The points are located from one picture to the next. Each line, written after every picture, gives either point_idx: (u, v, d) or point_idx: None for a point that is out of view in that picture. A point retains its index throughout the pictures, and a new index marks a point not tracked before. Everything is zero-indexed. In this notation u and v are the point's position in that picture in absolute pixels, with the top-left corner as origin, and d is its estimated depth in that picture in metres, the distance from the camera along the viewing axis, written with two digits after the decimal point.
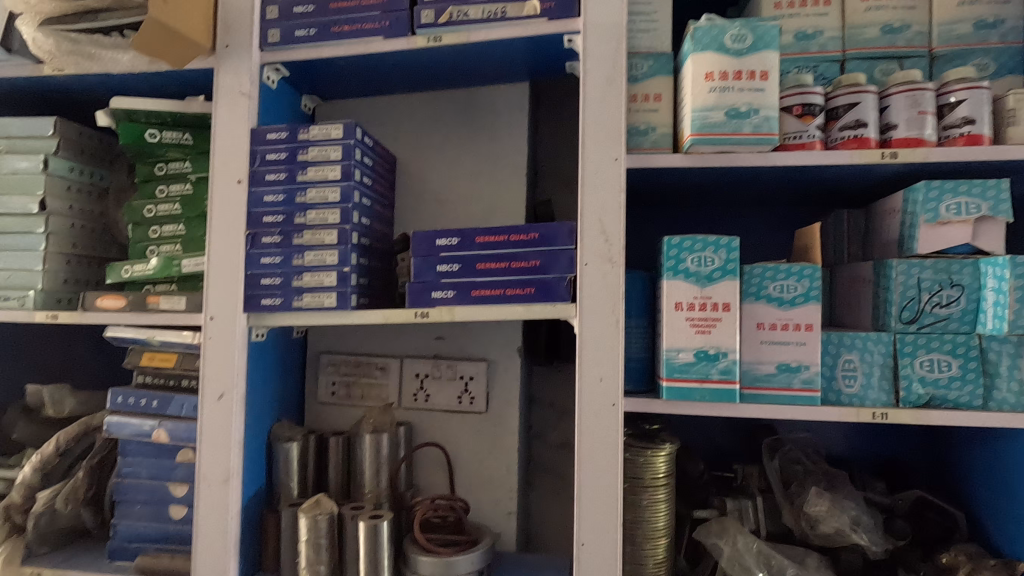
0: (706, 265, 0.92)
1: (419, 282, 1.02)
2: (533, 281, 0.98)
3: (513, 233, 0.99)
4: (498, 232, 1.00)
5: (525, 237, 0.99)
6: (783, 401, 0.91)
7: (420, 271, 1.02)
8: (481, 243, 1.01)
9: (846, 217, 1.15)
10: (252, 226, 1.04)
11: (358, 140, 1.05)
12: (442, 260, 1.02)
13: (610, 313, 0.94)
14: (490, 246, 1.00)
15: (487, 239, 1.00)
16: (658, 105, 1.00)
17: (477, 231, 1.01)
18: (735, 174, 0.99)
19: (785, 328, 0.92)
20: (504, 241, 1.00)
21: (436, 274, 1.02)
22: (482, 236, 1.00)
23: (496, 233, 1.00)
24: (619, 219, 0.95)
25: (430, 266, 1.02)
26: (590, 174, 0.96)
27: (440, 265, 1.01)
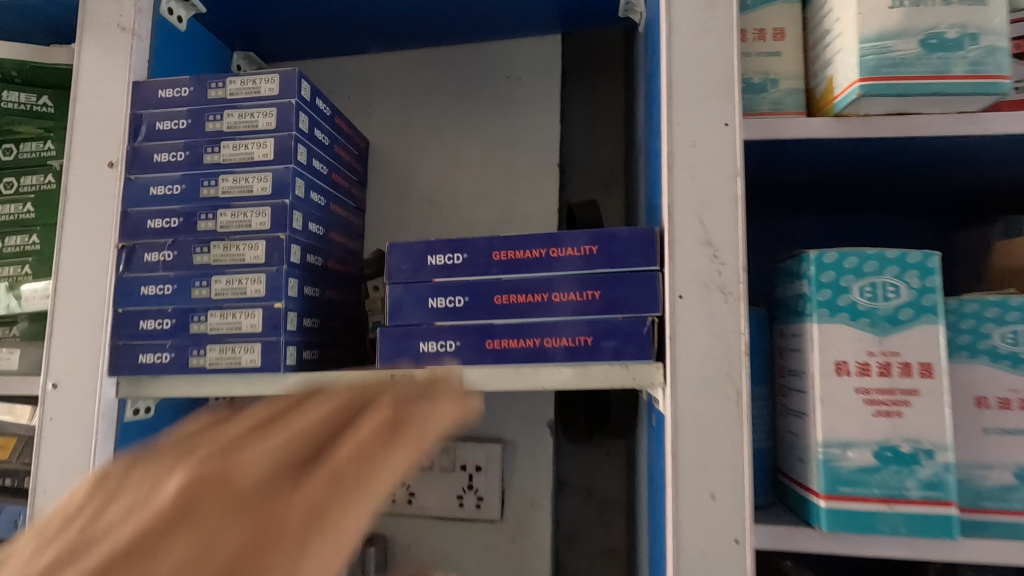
0: (887, 299, 0.55)
1: (399, 328, 0.62)
2: (587, 326, 0.59)
3: (551, 247, 0.61)
4: (528, 244, 0.61)
5: (572, 253, 0.61)
6: None
7: (400, 309, 0.63)
8: (499, 262, 0.62)
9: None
10: (130, 235, 0.64)
11: (306, 101, 0.66)
12: (436, 292, 0.63)
13: (725, 378, 0.55)
14: (516, 268, 0.61)
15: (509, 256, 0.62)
16: (780, 46, 0.63)
17: (493, 242, 0.62)
18: (905, 155, 0.62)
19: None
20: (536, 259, 0.61)
21: (425, 313, 0.62)
22: (503, 251, 0.62)
23: (525, 247, 0.62)
24: (734, 223, 0.57)
25: (416, 301, 0.63)
26: (684, 149, 0.58)
27: (433, 299, 0.62)
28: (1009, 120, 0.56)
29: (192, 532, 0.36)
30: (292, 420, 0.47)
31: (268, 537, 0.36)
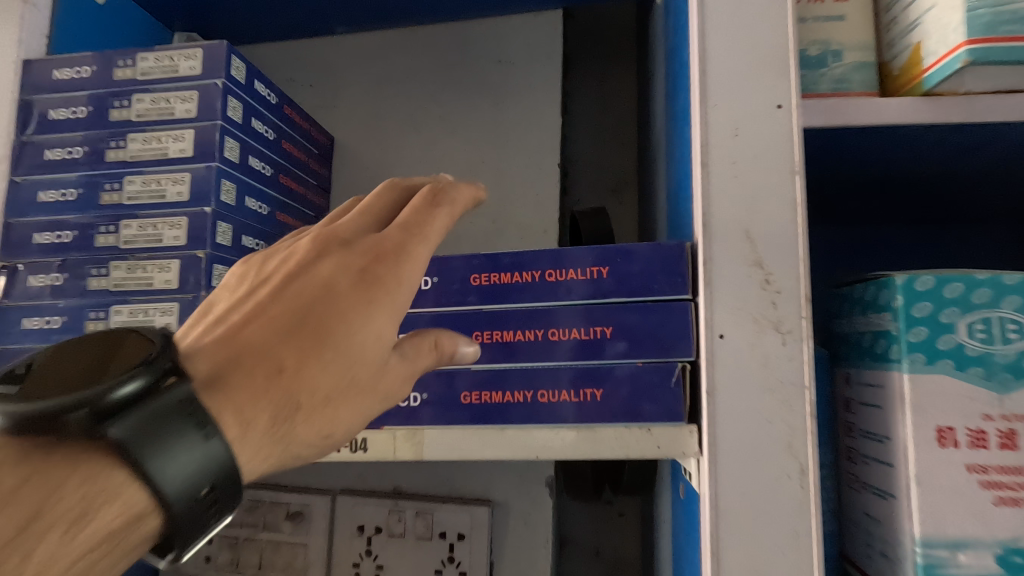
0: (1006, 340, 0.40)
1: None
2: (595, 373, 0.45)
3: (548, 269, 0.46)
4: (518, 266, 0.47)
5: (575, 278, 0.46)
6: None
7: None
8: (481, 288, 0.48)
9: None
10: (13, 252, 0.51)
11: (241, 83, 0.53)
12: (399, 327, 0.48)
13: (784, 449, 0.40)
14: (502, 297, 0.47)
15: (493, 281, 0.48)
16: (844, 8, 0.49)
17: (473, 263, 0.48)
18: (1011, 151, 0.47)
19: None
20: (529, 284, 0.47)
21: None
22: (484, 274, 0.48)
23: (514, 270, 0.47)
24: (793, 238, 0.42)
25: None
26: (723, 139, 0.44)
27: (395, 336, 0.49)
28: None
29: (313, 307, 0.37)
30: (356, 198, 0.47)
31: (383, 271, 0.39)
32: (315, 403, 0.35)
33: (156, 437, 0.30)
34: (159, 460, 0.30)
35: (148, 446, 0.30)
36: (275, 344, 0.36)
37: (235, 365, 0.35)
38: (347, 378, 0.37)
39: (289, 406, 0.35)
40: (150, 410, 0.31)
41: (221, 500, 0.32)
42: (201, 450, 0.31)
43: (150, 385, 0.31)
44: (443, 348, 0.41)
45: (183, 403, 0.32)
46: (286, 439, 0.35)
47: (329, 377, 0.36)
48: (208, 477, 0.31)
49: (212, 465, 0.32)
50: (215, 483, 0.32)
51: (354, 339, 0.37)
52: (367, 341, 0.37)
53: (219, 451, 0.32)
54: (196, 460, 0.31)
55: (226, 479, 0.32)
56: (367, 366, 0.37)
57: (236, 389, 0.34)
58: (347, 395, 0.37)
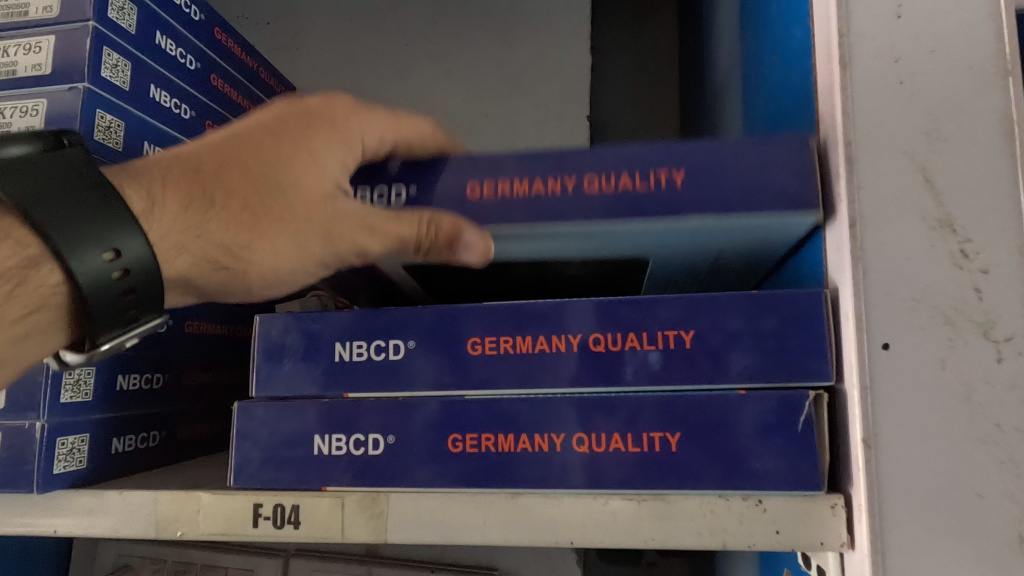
0: None
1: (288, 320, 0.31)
2: (666, 407, 0.27)
3: (590, 173, 0.27)
4: (542, 172, 0.28)
5: (636, 188, 0.27)
6: None
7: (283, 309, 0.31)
8: (479, 210, 0.28)
9: None
10: None
11: None
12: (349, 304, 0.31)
13: (1009, 549, 0.23)
14: (516, 221, 0.28)
15: (499, 196, 0.28)
16: None
17: (463, 169, 0.29)
18: None
19: None
20: (560, 200, 0.28)
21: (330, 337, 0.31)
22: (479, 185, 0.28)
23: (535, 175, 0.28)
24: (1009, 183, 0.25)
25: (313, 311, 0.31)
26: (879, 23, 0.27)
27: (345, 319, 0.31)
28: None
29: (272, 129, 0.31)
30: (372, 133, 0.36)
31: (347, 120, 0.31)
32: (229, 204, 0.29)
33: (47, 196, 0.26)
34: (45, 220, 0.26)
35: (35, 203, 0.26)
36: (222, 147, 0.31)
37: (179, 154, 0.31)
38: (274, 187, 0.30)
39: (202, 199, 0.29)
40: (43, 170, 0.27)
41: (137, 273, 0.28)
42: (98, 210, 0.27)
43: (46, 146, 0.28)
44: (437, 226, 0.27)
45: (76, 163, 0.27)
46: (195, 241, 0.29)
47: (251, 190, 0.30)
48: (110, 241, 0.27)
49: (114, 226, 0.27)
50: (123, 248, 0.27)
51: (290, 160, 0.30)
52: (309, 172, 0.30)
53: (116, 208, 0.27)
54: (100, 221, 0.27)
55: (136, 251, 0.27)
56: (300, 185, 0.30)
57: (164, 173, 0.30)
58: (269, 213, 0.30)
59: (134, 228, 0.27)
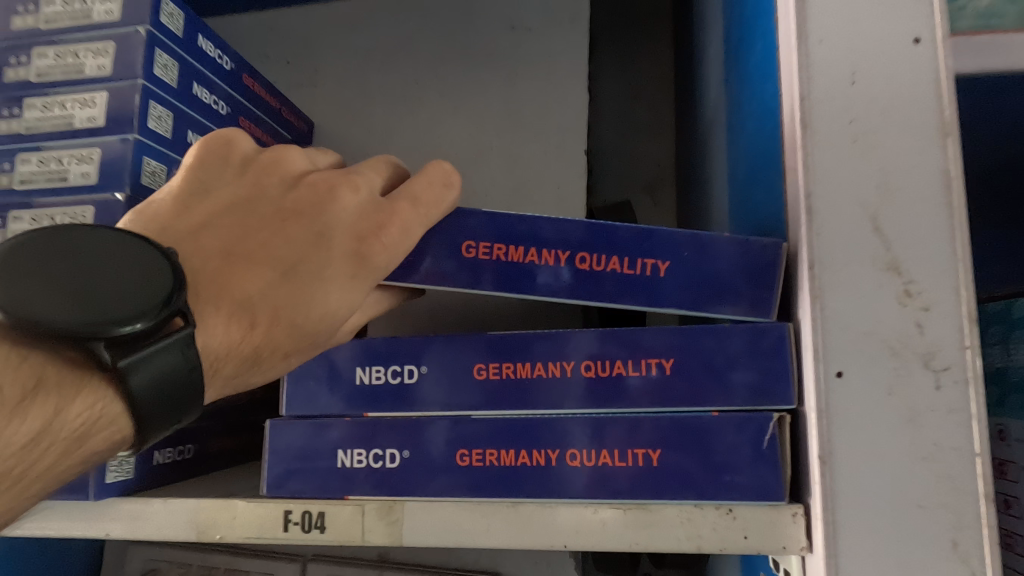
0: None
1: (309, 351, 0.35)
2: (649, 427, 0.31)
3: (580, 253, 0.33)
4: (537, 242, 0.33)
5: (622, 272, 0.33)
6: None
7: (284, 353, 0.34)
8: (479, 268, 0.33)
9: None
10: None
11: (175, 34, 0.40)
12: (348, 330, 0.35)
13: (944, 553, 0.27)
14: (497, 280, 0.33)
15: (495, 258, 0.33)
16: None
17: (467, 232, 0.34)
18: None
19: None
20: (550, 270, 0.33)
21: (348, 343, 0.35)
22: (478, 245, 0.34)
23: (530, 245, 0.33)
24: (947, 230, 0.29)
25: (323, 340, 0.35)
26: (836, 88, 0.30)
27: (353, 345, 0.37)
28: None
29: (300, 261, 0.31)
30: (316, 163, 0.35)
31: (377, 252, 0.32)
32: (269, 363, 0.31)
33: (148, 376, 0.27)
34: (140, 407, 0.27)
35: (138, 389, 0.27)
36: (255, 292, 0.30)
37: (208, 299, 0.30)
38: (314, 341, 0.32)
39: (250, 360, 0.30)
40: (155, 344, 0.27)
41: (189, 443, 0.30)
42: (195, 393, 0.28)
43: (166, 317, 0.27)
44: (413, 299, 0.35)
45: (186, 341, 0.28)
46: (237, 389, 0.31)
47: (289, 348, 0.31)
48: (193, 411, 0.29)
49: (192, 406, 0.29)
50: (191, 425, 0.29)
51: (318, 309, 0.31)
52: (341, 313, 0.32)
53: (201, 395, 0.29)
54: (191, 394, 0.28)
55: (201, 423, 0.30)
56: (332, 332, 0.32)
57: (211, 331, 0.29)
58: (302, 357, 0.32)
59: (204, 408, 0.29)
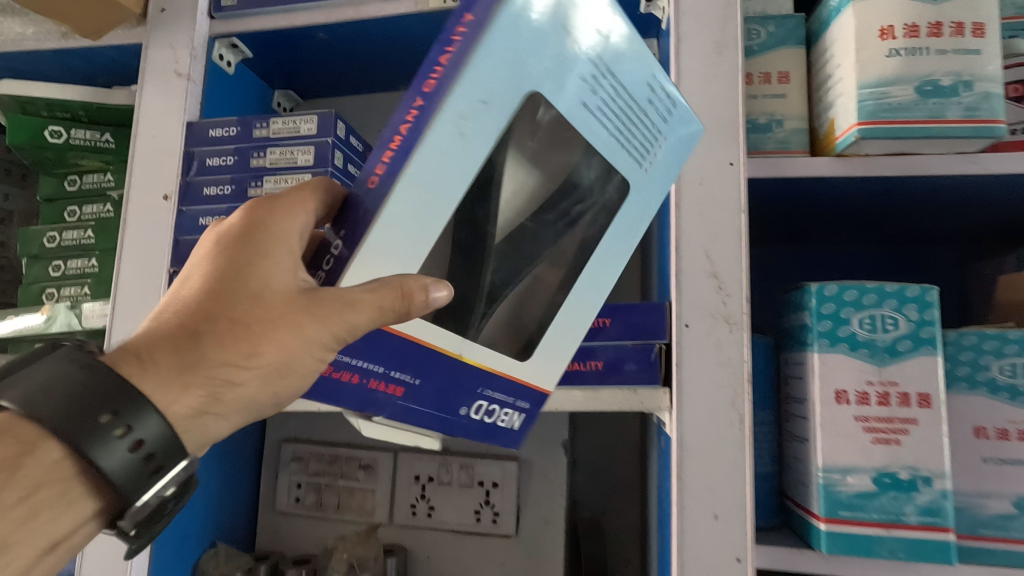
0: (885, 330, 0.57)
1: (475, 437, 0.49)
2: (599, 351, 0.63)
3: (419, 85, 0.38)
4: (398, 126, 0.39)
5: (450, 55, 0.37)
6: (935, 551, 0.54)
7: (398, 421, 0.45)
8: (388, 167, 0.38)
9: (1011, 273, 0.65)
10: (180, 261, 0.70)
11: (341, 138, 0.71)
12: (429, 367, 0.44)
13: (728, 407, 0.58)
14: (412, 139, 0.37)
15: (393, 153, 0.38)
16: (786, 88, 0.66)
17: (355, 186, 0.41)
18: (906, 192, 0.65)
19: (881, 417, 0.56)
20: (424, 112, 0.37)
21: (473, 400, 0.47)
22: (375, 171, 0.39)
23: (397, 126, 0.39)
24: (737, 258, 0.60)
25: (433, 381, 0.45)
26: (691, 186, 0.62)
27: (515, 402, 0.49)
28: (1010, 160, 0.58)
29: (208, 258, 0.44)
30: None
31: (269, 218, 0.44)
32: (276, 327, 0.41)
33: (55, 391, 0.39)
34: (72, 418, 0.38)
35: (62, 404, 0.38)
36: (181, 297, 0.43)
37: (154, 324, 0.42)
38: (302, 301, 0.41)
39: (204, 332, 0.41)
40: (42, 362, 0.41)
41: (150, 442, 0.40)
42: (69, 381, 0.39)
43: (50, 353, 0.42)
44: (406, 287, 0.39)
45: (63, 353, 0.41)
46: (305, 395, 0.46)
47: (260, 313, 0.41)
48: (77, 397, 0.39)
49: (115, 397, 0.39)
50: (134, 423, 0.39)
51: (272, 276, 0.42)
52: (274, 273, 0.42)
53: (80, 379, 0.39)
54: (68, 380, 0.39)
55: (144, 419, 0.39)
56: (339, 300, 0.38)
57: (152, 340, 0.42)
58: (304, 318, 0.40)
59: (139, 401, 0.39)
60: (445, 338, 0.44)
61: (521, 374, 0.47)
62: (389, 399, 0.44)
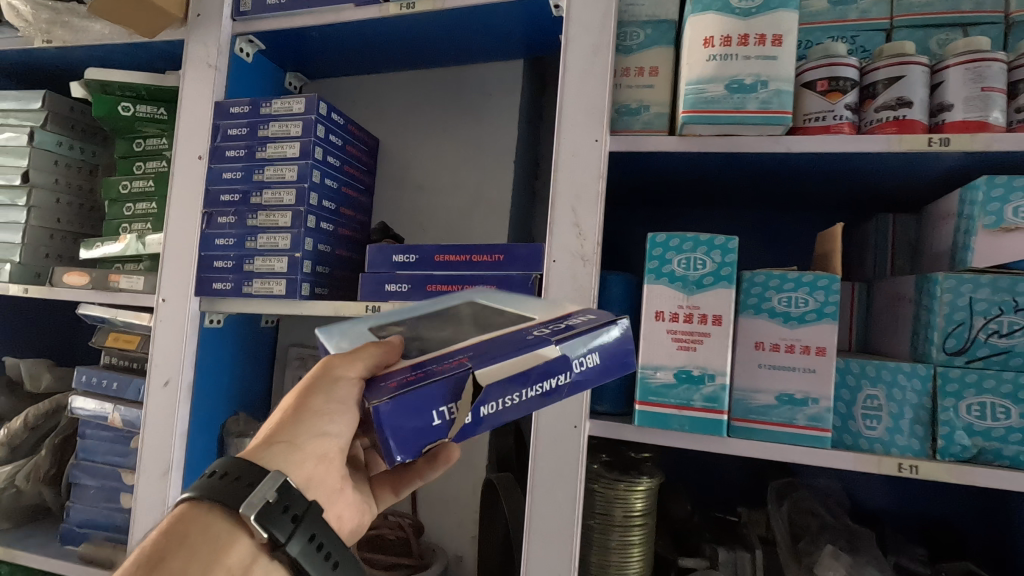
0: (695, 270, 0.77)
1: (578, 333, 0.53)
2: (494, 278, 0.87)
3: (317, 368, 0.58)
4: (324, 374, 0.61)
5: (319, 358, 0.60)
6: (709, 425, 0.76)
7: (504, 354, 0.49)
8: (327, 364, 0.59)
9: (823, 233, 0.81)
10: (210, 205, 0.97)
11: (323, 115, 0.95)
12: (479, 345, 0.52)
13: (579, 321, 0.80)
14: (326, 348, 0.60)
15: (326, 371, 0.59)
16: (654, 80, 0.84)
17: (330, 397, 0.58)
18: (740, 165, 0.83)
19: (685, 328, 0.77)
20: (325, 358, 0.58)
21: (550, 333, 0.53)
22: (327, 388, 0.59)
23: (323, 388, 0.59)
24: (596, 214, 0.81)
25: (483, 343, 0.52)
26: (566, 158, 0.82)
27: (565, 321, 0.56)
28: (804, 141, 0.76)
29: None
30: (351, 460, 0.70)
31: None
32: (289, 418, 0.59)
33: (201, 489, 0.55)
34: (214, 494, 0.54)
35: (204, 490, 0.54)
36: None
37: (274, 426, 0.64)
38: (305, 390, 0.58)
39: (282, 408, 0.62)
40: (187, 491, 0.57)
41: (258, 481, 0.54)
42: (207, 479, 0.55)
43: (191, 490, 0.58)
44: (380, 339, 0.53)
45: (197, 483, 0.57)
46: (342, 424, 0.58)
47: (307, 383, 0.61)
48: (212, 479, 0.55)
49: (232, 466, 0.55)
50: (247, 476, 0.54)
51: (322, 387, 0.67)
52: None
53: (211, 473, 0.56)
54: (204, 483, 0.55)
55: (248, 469, 0.55)
56: (327, 377, 0.54)
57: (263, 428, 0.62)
58: (314, 398, 0.56)
59: (247, 463, 0.55)
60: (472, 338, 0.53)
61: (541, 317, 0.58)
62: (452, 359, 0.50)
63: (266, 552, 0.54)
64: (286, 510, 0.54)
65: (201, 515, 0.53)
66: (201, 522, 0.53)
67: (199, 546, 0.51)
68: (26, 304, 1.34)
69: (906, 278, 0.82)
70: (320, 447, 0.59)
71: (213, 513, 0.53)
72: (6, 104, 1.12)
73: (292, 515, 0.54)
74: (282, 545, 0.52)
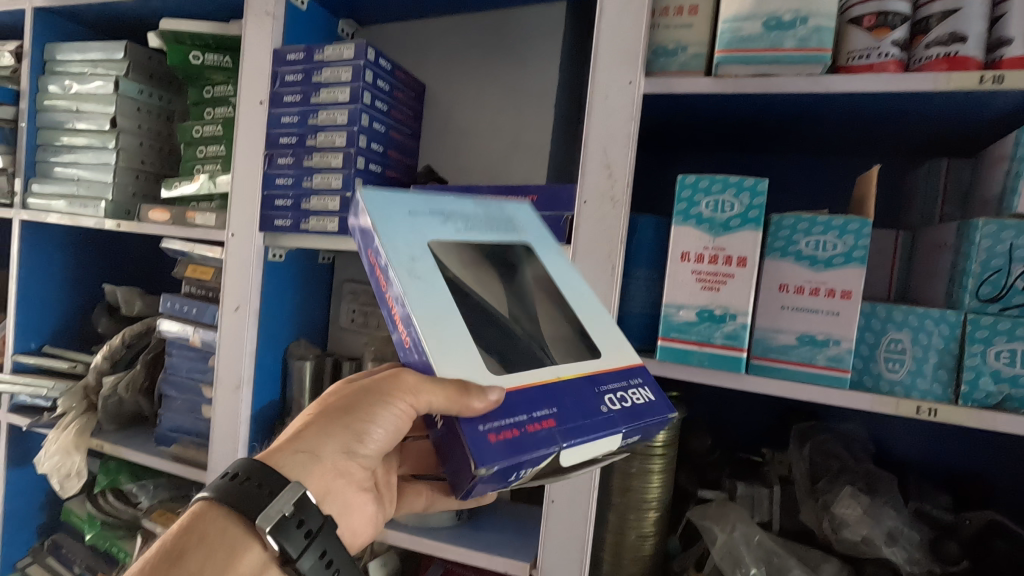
0: (723, 212, 0.78)
1: (648, 418, 0.55)
2: None
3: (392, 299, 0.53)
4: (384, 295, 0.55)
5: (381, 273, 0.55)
6: (728, 360, 0.78)
7: (597, 434, 0.51)
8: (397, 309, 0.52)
9: (862, 178, 0.80)
10: (270, 147, 1.05)
11: (371, 61, 1.00)
12: (553, 393, 0.53)
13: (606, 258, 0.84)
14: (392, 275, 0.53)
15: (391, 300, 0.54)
16: (693, 19, 0.82)
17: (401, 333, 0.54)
18: (777, 107, 0.82)
19: (709, 267, 0.79)
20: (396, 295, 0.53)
21: (624, 406, 0.55)
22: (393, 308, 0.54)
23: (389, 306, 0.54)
24: (629, 157, 0.83)
25: (567, 399, 0.53)
26: (599, 101, 0.84)
27: (631, 381, 0.58)
28: (846, 80, 0.73)
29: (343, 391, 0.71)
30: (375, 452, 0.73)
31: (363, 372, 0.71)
32: (322, 427, 0.61)
33: (220, 491, 0.58)
34: (232, 499, 0.56)
35: (223, 494, 0.57)
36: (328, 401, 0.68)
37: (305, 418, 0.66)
38: (341, 405, 0.61)
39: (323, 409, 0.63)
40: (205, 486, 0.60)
41: (278, 489, 0.57)
42: (227, 480, 0.58)
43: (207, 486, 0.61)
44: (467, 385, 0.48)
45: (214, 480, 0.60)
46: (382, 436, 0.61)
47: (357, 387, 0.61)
48: (231, 482, 0.58)
49: (253, 471, 0.58)
50: (267, 483, 0.57)
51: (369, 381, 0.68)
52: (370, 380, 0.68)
53: (231, 474, 0.58)
54: (223, 485, 0.58)
55: (269, 477, 0.57)
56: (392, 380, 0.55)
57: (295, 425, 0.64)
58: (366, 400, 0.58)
59: (269, 469, 0.58)
60: (541, 372, 0.54)
61: (609, 366, 0.58)
62: (547, 423, 0.50)
63: (276, 562, 0.57)
64: (300, 525, 0.57)
65: (219, 516, 0.57)
66: (219, 524, 0.56)
67: (215, 547, 0.55)
68: (119, 238, 1.52)
69: (947, 225, 0.80)
70: (346, 452, 0.61)
71: (231, 517, 0.57)
72: (93, 54, 1.23)
73: (307, 530, 0.57)
74: (292, 559, 0.55)
